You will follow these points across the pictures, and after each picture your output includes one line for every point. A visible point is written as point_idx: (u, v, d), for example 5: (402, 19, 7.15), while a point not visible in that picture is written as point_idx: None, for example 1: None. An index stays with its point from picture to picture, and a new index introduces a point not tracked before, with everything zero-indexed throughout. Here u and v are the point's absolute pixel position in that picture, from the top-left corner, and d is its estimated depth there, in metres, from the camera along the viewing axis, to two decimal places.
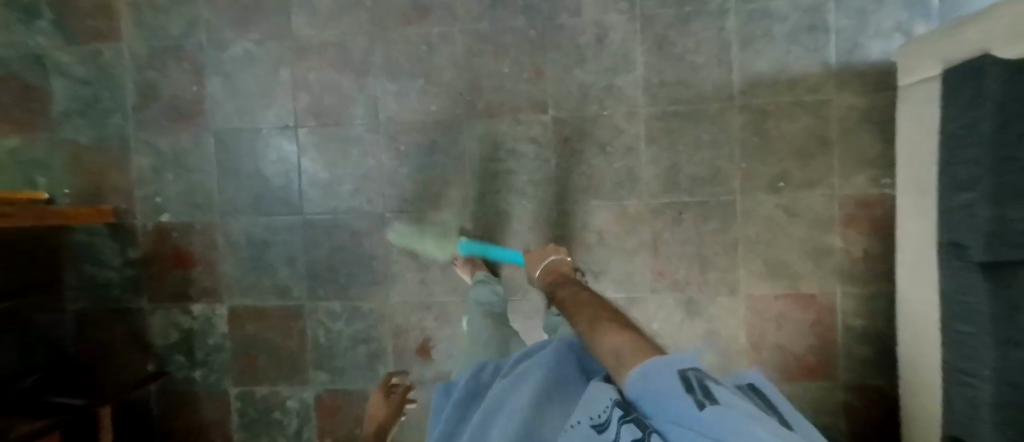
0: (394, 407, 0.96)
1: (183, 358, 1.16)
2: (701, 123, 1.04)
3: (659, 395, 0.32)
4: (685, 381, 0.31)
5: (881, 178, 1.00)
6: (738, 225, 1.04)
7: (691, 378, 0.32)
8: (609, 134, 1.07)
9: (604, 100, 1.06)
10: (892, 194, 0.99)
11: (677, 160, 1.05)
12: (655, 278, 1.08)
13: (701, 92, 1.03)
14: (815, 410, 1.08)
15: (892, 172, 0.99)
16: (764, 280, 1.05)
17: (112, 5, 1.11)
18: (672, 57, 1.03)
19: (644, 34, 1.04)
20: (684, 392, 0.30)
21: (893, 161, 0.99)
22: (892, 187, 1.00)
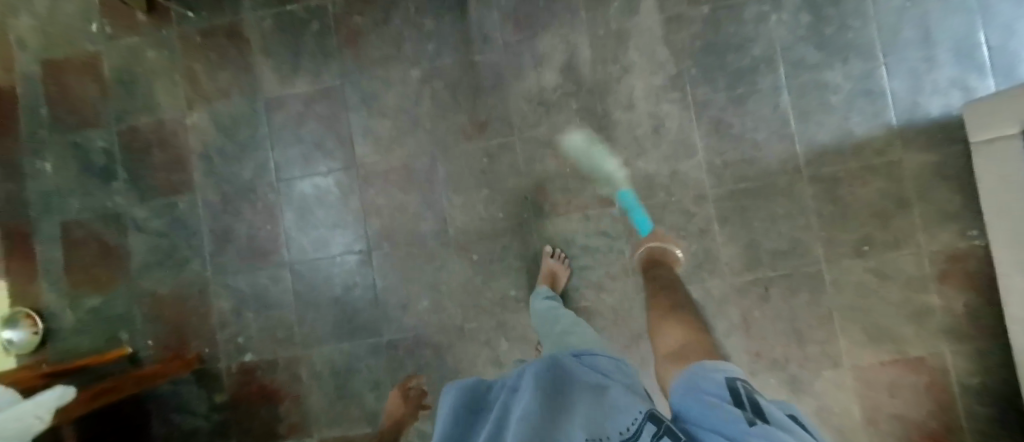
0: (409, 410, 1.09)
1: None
2: (773, 197, 1.03)
3: (706, 405, 0.36)
4: (730, 393, 0.37)
5: (969, 230, 0.97)
6: (829, 295, 1.01)
7: (737, 392, 0.37)
8: (680, 219, 1.06)
9: (670, 186, 1.06)
10: (985, 246, 0.96)
11: (754, 235, 1.03)
12: (752, 359, 1.03)
13: (768, 166, 1.03)
14: None
15: (980, 223, 0.97)
16: (865, 348, 1.01)
17: (184, 158, 1.17)
18: (731, 138, 1.04)
19: (700, 119, 1.05)
20: (733, 403, 0.34)
21: (979, 212, 0.96)
22: (983, 238, 0.97)
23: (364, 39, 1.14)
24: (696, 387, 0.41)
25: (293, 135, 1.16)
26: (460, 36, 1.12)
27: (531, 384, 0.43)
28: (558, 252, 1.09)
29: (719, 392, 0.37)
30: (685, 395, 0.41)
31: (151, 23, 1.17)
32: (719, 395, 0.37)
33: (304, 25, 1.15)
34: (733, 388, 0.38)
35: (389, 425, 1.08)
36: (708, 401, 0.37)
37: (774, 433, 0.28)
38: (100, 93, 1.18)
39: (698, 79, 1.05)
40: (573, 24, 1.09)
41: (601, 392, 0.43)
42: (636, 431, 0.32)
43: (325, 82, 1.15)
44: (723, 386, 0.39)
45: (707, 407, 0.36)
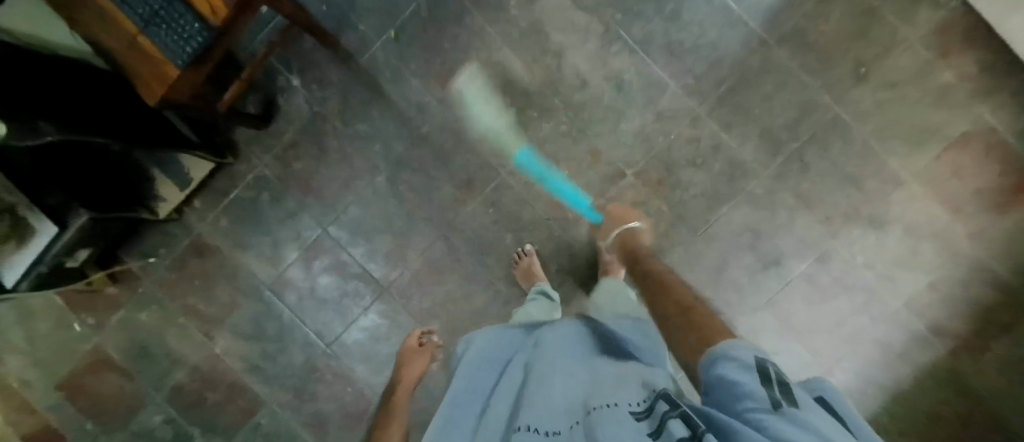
0: (426, 356, 1.01)
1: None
2: (758, 78, 1.00)
3: (727, 392, 0.29)
4: (759, 375, 0.28)
5: None
6: (857, 130, 1.00)
7: (769, 370, 0.29)
8: (691, 148, 1.03)
9: (664, 127, 1.03)
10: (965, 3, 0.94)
11: (763, 122, 1.01)
12: (828, 225, 1.02)
13: (737, 55, 1.00)
14: None
15: None
16: (916, 154, 1.00)
17: (237, 382, 1.15)
18: (688, 52, 1.01)
19: (652, 54, 1.02)
20: (758, 382, 0.28)
21: None
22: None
23: (316, 179, 1.10)
24: (712, 360, 0.33)
25: (314, 301, 1.13)
26: (396, 122, 1.08)
27: (563, 349, 0.47)
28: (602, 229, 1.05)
29: (743, 370, 0.29)
30: (708, 377, 0.33)
31: (125, 290, 1.14)
32: (743, 376, 0.29)
33: (257, 202, 1.11)
34: (763, 365, 0.30)
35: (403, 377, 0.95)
36: (731, 384, 0.29)
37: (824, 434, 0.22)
38: (125, 378, 1.15)
39: (628, 20, 1.01)
40: (487, 46, 1.05)
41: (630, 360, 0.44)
42: (649, 407, 0.33)
43: (309, 238, 1.12)
44: (751, 363, 0.30)
45: (731, 390, 0.29)
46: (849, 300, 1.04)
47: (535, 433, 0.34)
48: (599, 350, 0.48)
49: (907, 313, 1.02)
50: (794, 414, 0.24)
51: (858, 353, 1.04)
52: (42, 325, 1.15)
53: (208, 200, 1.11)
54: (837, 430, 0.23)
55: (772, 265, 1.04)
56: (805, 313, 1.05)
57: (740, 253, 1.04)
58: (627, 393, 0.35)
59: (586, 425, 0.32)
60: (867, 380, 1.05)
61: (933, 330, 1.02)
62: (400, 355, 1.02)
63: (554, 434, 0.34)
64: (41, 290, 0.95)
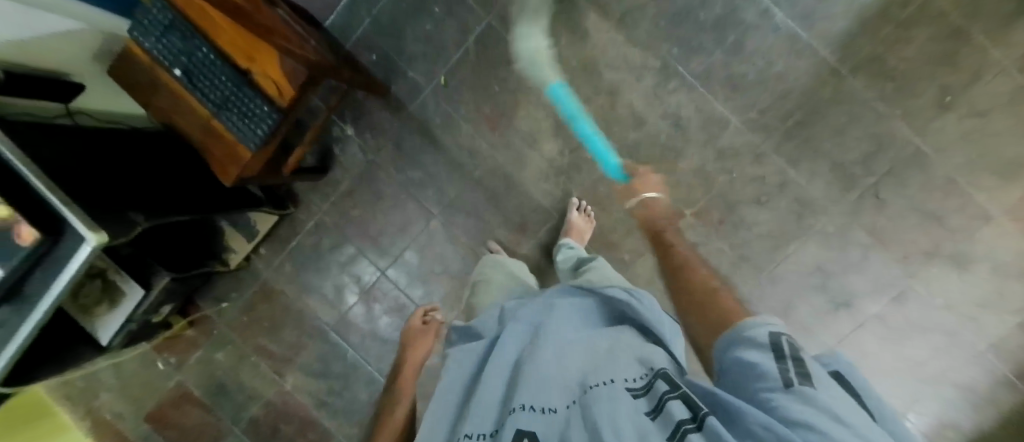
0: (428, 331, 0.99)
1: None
2: (828, 111, 0.94)
3: (743, 373, 0.31)
4: (772, 348, 0.30)
5: None
6: (940, 163, 0.93)
7: (782, 345, 0.31)
8: (755, 186, 0.99)
9: (725, 164, 0.99)
10: None
11: (834, 157, 0.95)
12: (904, 263, 0.97)
13: (807, 87, 0.94)
14: None
15: None
16: (1008, 187, 0.92)
17: (307, 416, 1.21)
18: (751, 86, 0.96)
19: (711, 89, 0.97)
20: (773, 359, 0.30)
21: None
22: None
23: (372, 225, 1.12)
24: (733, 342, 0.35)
25: (376, 341, 1.17)
26: (447, 166, 1.08)
27: (556, 322, 0.47)
28: (582, 203, 1.05)
29: (758, 346, 0.31)
30: (728, 354, 0.34)
31: (202, 332, 1.21)
32: (760, 355, 0.30)
33: (317, 248, 1.15)
34: (776, 340, 0.31)
35: (408, 360, 0.93)
36: (745, 365, 0.31)
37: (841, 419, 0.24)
38: (205, 413, 1.23)
39: (686, 55, 0.96)
40: (537, 87, 1.02)
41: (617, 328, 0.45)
42: (647, 385, 0.33)
43: (369, 280, 1.15)
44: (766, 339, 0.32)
45: (745, 369, 0.30)
46: (926, 342, 0.98)
47: (531, 411, 0.34)
48: (591, 323, 0.49)
49: (993, 357, 0.97)
50: (805, 392, 0.26)
51: (935, 396, 1.00)
52: (130, 364, 1.25)
53: (273, 246, 1.16)
54: (848, 408, 0.25)
55: (842, 305, 1.00)
56: (877, 355, 1.00)
57: (807, 292, 1.00)
58: (622, 368, 0.36)
59: (579, 408, 0.32)
60: (946, 423, 1.00)
61: (1019, 373, 0.96)
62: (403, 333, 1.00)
63: (552, 410, 0.34)
64: (130, 347, 1.01)
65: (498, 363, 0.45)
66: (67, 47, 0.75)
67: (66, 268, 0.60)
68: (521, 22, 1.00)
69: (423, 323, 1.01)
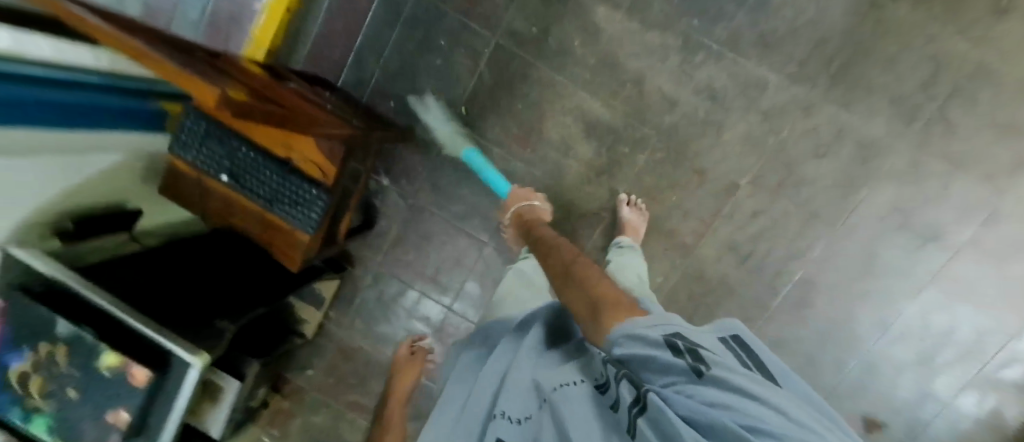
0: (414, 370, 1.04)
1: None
2: (875, 45, 0.88)
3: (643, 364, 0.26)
4: (666, 346, 0.25)
5: None
6: (1011, 71, 0.86)
7: (677, 336, 0.26)
8: (809, 141, 0.94)
9: (773, 126, 0.94)
10: None
11: (890, 92, 0.89)
12: (988, 184, 0.91)
13: (846, 26, 0.88)
14: None
15: None
16: None
17: None
18: (785, 38, 0.90)
19: (742, 52, 0.92)
20: (669, 349, 0.25)
21: None
22: None
23: (427, 266, 1.13)
24: (616, 328, 0.30)
25: None
26: (487, 193, 1.08)
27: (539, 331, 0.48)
28: (631, 197, 1.02)
29: (650, 340, 0.26)
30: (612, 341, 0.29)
31: (292, 400, 1.25)
32: (651, 344, 0.26)
33: (381, 299, 1.17)
34: (670, 333, 0.26)
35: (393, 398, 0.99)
36: (636, 357, 0.26)
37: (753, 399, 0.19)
38: None
39: (708, 24, 0.92)
40: (559, 94, 1.00)
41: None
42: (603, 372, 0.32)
43: (435, 318, 1.16)
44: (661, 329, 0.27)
45: (646, 363, 0.25)
46: None
47: (507, 421, 0.35)
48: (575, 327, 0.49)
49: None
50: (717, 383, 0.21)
51: None
52: None
53: (340, 307, 1.19)
54: (756, 383, 0.21)
55: (928, 240, 0.94)
56: (976, 284, 0.95)
57: (887, 236, 0.95)
58: (589, 366, 0.36)
59: (552, 415, 0.32)
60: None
61: None
62: (392, 366, 1.04)
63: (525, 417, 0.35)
64: (240, 434, 1.07)
65: (489, 375, 0.46)
66: (113, 178, 0.76)
67: (181, 392, 0.64)
68: (530, 34, 0.98)
69: (412, 358, 1.05)
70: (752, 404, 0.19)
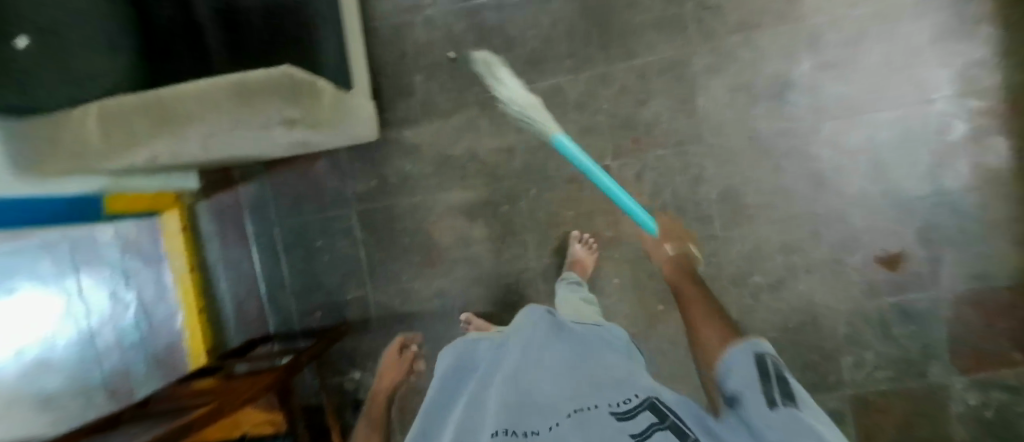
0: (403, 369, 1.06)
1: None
2: (605, 6, 0.99)
3: (747, 388, 0.42)
4: (761, 370, 0.43)
5: None
6: None
7: (769, 366, 0.43)
8: (626, 97, 1.01)
9: (591, 109, 1.03)
10: None
11: (647, 21, 0.98)
12: (783, 17, 0.94)
13: (576, 8, 1.00)
14: None
15: None
16: None
17: None
18: (543, 50, 1.01)
19: (525, 81, 1.03)
20: (765, 380, 0.42)
21: None
22: None
23: None
24: (733, 364, 0.47)
25: None
26: (437, 321, 1.12)
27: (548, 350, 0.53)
28: (583, 235, 1.05)
29: (754, 370, 0.44)
30: (735, 365, 0.47)
31: None
32: (756, 368, 0.44)
33: None
34: (763, 362, 0.44)
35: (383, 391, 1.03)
36: (750, 381, 0.43)
37: (811, 426, 0.35)
38: None
39: (484, 84, 1.04)
40: (429, 209, 1.09)
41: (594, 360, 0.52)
42: (631, 411, 0.40)
43: None
44: (758, 363, 0.44)
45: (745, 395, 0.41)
46: (872, 46, 0.92)
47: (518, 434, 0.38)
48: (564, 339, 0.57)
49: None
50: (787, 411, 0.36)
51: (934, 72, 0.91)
52: None
53: None
54: (824, 430, 0.35)
55: (783, 87, 0.96)
56: (853, 94, 0.94)
57: (748, 111, 0.97)
58: (607, 396, 0.43)
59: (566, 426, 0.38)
60: (976, 55, 0.89)
61: None
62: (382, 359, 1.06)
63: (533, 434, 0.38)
64: None
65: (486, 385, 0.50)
66: None
67: None
68: (373, 186, 1.10)
69: (402, 358, 1.06)
70: (806, 424, 0.35)
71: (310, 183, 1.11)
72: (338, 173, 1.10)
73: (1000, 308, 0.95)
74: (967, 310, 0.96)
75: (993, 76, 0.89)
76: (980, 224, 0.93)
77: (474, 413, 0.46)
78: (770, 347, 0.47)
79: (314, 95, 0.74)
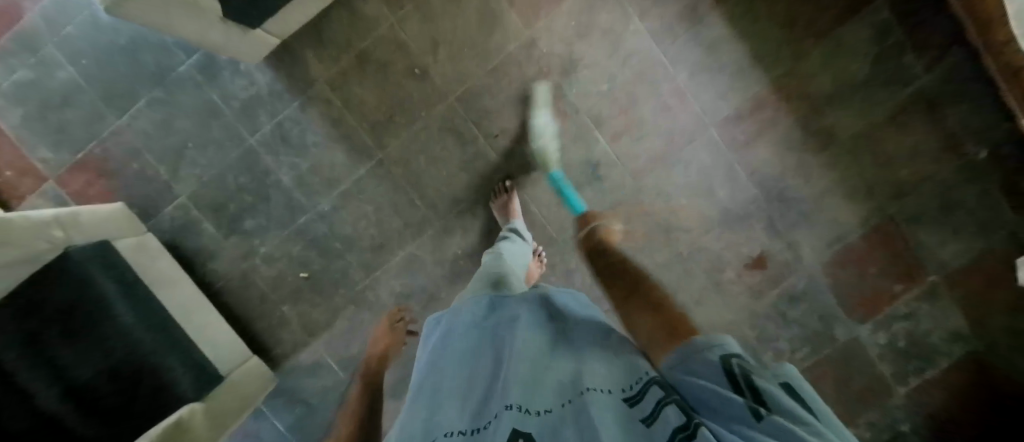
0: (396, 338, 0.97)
1: (912, 435, 1.06)
2: (412, 171, 1.03)
3: (702, 393, 0.29)
4: (725, 377, 0.29)
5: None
6: (473, 78, 0.99)
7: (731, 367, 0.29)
8: (471, 234, 1.05)
9: (449, 258, 1.06)
10: None
11: (454, 168, 1.03)
12: (565, 114, 1.00)
13: (388, 185, 1.03)
14: None
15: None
16: (506, 21, 0.97)
17: None
18: (380, 231, 1.05)
19: (380, 263, 1.06)
20: (731, 386, 0.28)
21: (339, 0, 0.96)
22: None
23: None
24: (689, 359, 0.32)
25: None
26: None
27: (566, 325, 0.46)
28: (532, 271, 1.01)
29: (714, 373, 0.29)
30: (689, 360, 0.32)
31: None
32: (713, 372, 0.30)
33: None
34: (725, 366, 0.30)
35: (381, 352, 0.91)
36: (702, 387, 0.29)
37: None
38: None
39: (347, 282, 1.07)
40: None
41: (587, 328, 0.44)
42: (642, 393, 0.30)
43: None
44: (722, 367, 0.30)
45: (712, 398, 0.28)
46: (649, 102, 1.00)
47: (525, 407, 0.30)
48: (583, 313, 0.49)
49: (665, 27, 0.97)
50: (774, 421, 0.24)
51: (709, 99, 0.99)
52: None
53: None
54: None
55: (595, 167, 1.02)
56: (656, 146, 1.01)
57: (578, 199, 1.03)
58: (619, 377, 0.34)
59: (575, 408, 0.30)
60: (736, 70, 0.98)
61: (696, 24, 0.97)
62: (378, 322, 0.99)
63: (545, 409, 0.30)
64: None
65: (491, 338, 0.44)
66: None
67: None
68: (297, 412, 1.12)
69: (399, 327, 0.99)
70: None
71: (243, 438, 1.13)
72: (261, 417, 1.12)
73: (861, 256, 1.04)
74: (838, 271, 1.05)
75: (757, 78, 0.98)
76: (809, 197, 1.02)
77: (472, 374, 0.39)
78: (730, 342, 0.32)
79: (186, 435, 0.79)
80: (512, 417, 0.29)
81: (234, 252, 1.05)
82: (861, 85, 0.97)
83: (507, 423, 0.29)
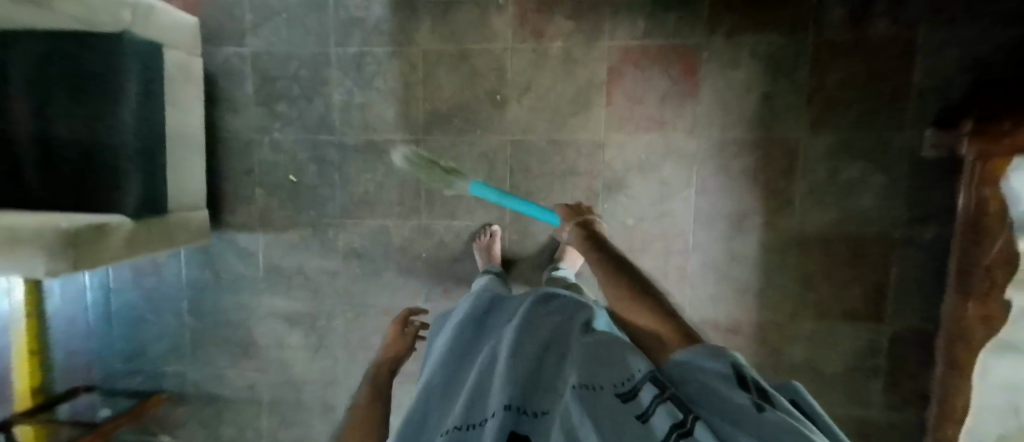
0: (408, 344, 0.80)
1: None
2: None
3: (706, 389, 0.33)
4: (734, 379, 0.33)
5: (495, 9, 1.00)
6: (536, 137, 1.03)
7: (741, 370, 0.33)
8: (442, 250, 1.09)
9: (411, 254, 1.10)
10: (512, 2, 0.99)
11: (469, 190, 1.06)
12: None
13: None
14: (737, 66, 0.96)
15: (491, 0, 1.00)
16: (594, 114, 1.01)
17: None
18: (376, 192, 1.09)
19: (356, 216, 1.10)
20: (741, 383, 0.32)
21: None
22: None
23: None
24: (693, 362, 0.37)
25: None
26: (245, 407, 1.20)
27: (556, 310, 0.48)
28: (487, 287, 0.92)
29: (720, 374, 0.34)
30: (686, 365, 0.37)
31: None
32: (721, 371, 0.34)
33: None
34: (736, 369, 0.34)
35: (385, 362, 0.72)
36: (708, 385, 0.34)
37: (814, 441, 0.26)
38: None
39: (320, 209, 1.11)
40: (253, 309, 1.16)
41: (570, 317, 0.46)
42: (630, 387, 0.35)
43: None
44: (730, 367, 0.34)
45: (712, 394, 0.33)
46: (653, 259, 1.03)
47: (525, 414, 0.36)
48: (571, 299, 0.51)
49: (710, 214, 1.00)
50: (773, 414, 0.29)
51: (702, 294, 1.03)
52: None
53: None
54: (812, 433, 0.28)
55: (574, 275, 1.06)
56: None
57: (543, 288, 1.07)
58: (606, 369, 0.38)
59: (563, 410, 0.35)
60: (739, 289, 1.02)
61: (736, 230, 1.00)
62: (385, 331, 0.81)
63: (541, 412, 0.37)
64: None
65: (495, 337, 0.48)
66: None
67: None
68: (205, 275, 1.15)
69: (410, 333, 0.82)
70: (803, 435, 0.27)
71: (147, 262, 1.16)
72: (174, 257, 1.15)
73: None
74: None
75: (749, 307, 1.02)
76: None
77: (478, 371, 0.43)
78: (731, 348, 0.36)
79: (95, 244, 0.78)
80: (508, 419, 0.35)
81: (253, 120, 1.09)
82: (824, 375, 1.01)
83: (506, 423, 0.35)
